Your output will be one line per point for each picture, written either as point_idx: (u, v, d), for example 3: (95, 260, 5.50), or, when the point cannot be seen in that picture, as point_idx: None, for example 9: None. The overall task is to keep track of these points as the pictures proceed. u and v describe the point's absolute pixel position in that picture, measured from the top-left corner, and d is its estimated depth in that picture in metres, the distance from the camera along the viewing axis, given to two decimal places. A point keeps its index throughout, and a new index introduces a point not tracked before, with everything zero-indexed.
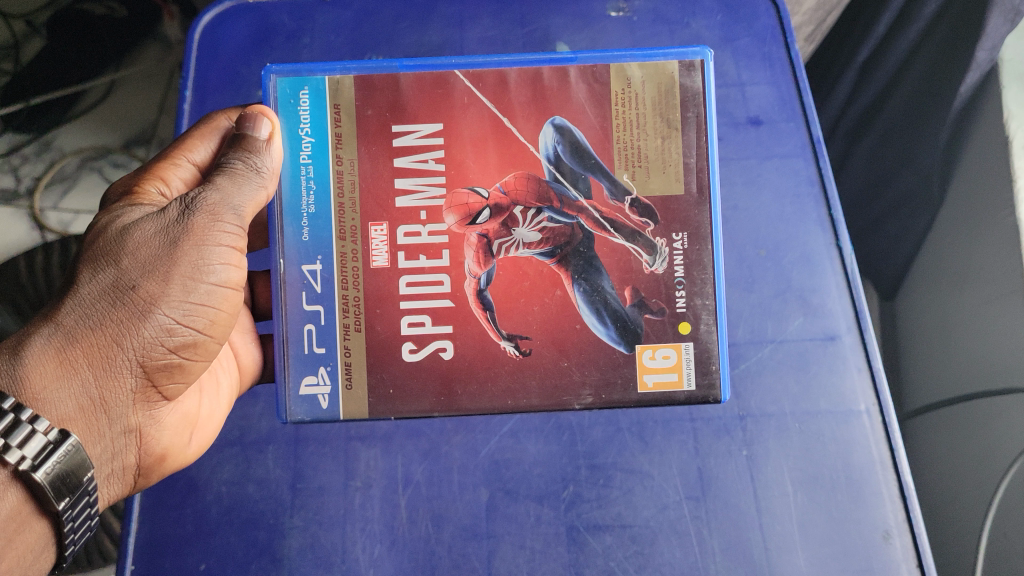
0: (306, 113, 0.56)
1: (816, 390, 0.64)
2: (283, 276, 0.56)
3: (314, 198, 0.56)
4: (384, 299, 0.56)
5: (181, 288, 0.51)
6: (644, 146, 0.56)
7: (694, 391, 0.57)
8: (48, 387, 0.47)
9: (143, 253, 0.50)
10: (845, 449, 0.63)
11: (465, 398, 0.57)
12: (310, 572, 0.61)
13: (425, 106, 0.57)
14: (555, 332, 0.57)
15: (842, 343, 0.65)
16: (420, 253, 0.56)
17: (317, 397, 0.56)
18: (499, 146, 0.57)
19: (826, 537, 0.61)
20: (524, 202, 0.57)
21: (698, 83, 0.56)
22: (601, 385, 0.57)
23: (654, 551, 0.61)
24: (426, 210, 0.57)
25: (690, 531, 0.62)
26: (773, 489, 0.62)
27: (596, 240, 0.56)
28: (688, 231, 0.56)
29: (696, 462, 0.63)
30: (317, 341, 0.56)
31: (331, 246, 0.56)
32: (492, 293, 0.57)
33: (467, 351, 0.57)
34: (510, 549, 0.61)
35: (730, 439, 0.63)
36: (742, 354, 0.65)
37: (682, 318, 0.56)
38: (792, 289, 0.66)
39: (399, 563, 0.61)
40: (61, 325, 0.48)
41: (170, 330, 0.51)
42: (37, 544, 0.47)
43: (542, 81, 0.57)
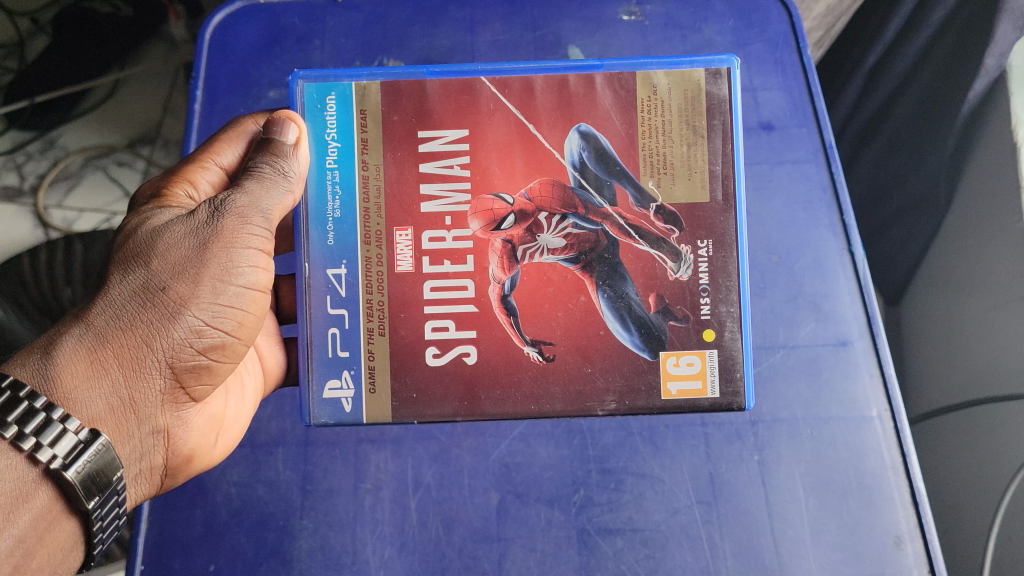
0: (333, 118, 0.56)
1: (828, 395, 0.64)
2: (308, 279, 0.56)
3: (340, 202, 0.56)
4: (408, 304, 0.56)
5: (211, 289, 0.51)
6: (670, 152, 0.56)
7: (719, 399, 0.56)
8: (80, 387, 0.47)
9: (174, 255, 0.50)
10: (856, 454, 0.63)
11: (487, 402, 0.57)
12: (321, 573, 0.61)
13: (451, 112, 0.57)
14: (579, 338, 0.57)
15: (854, 348, 0.65)
16: (445, 258, 0.57)
17: (341, 400, 0.56)
18: (525, 152, 0.57)
19: (838, 542, 0.61)
20: (549, 208, 0.57)
21: (724, 90, 0.56)
22: (625, 391, 0.57)
23: (665, 556, 0.61)
24: (451, 214, 0.57)
25: (702, 535, 0.61)
26: (786, 494, 0.62)
27: (621, 247, 0.56)
28: (712, 238, 0.56)
29: (707, 467, 0.63)
30: (341, 345, 0.56)
31: (355, 250, 0.56)
32: (516, 298, 0.57)
33: (490, 356, 0.57)
34: (522, 553, 0.61)
35: (742, 444, 0.63)
36: (755, 360, 0.65)
37: (707, 325, 0.56)
38: (804, 294, 0.66)
39: (409, 566, 0.61)
40: (92, 325, 0.48)
41: (200, 330, 0.51)
42: (66, 543, 0.46)
43: (568, 88, 0.57)
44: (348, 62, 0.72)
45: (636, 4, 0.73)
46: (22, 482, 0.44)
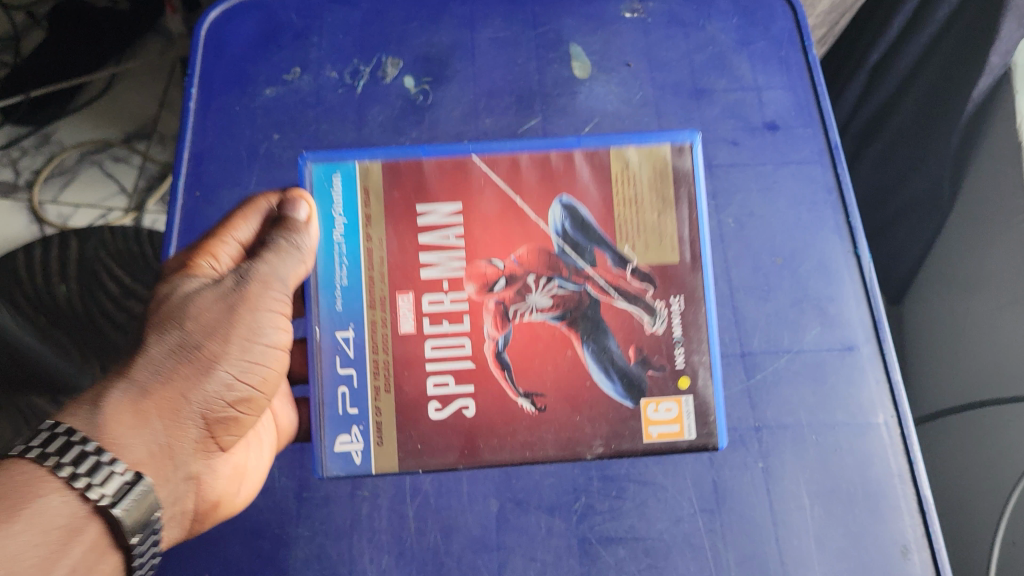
0: (339, 198, 0.59)
1: (833, 401, 0.63)
2: (318, 344, 0.58)
3: (346, 271, 0.59)
4: (411, 362, 0.59)
5: (239, 347, 0.53)
6: (643, 218, 0.59)
7: (695, 440, 0.59)
8: (126, 434, 0.47)
9: (206, 316, 0.53)
10: (862, 462, 0.62)
11: (485, 450, 0.59)
12: None
13: (446, 184, 0.60)
14: (567, 389, 0.59)
15: (859, 353, 0.64)
16: (444, 319, 0.59)
17: (352, 453, 0.58)
18: (510, 220, 0.60)
19: (844, 551, 0.60)
20: (537, 272, 0.59)
21: (688, 164, 0.60)
22: (612, 436, 0.59)
23: (668, 566, 0.60)
24: (446, 279, 0.59)
25: (705, 544, 0.60)
26: (789, 502, 0.61)
27: (601, 306, 0.59)
28: (684, 294, 0.59)
29: (710, 473, 0.61)
30: (350, 401, 0.58)
31: (361, 311, 0.59)
32: (510, 354, 0.59)
33: (487, 408, 0.59)
34: (521, 564, 0.60)
35: (746, 450, 0.62)
36: (758, 364, 0.64)
37: (681, 372, 0.59)
38: (809, 298, 0.66)
39: None
40: (135, 378, 0.49)
41: (229, 384, 0.53)
42: None
43: (549, 163, 0.60)
44: (345, 59, 0.73)
45: (637, 2, 0.74)
46: (72, 518, 0.44)
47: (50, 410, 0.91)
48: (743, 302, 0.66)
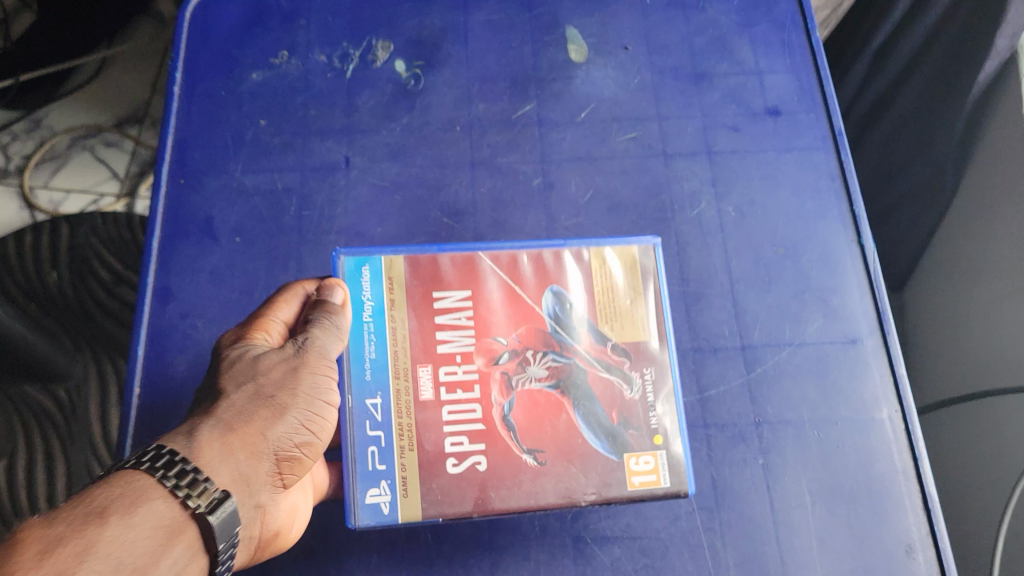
0: (369, 287, 0.57)
1: (836, 396, 0.61)
2: (347, 408, 0.54)
3: (374, 345, 0.56)
4: (431, 424, 0.55)
5: (305, 401, 0.50)
6: (617, 303, 0.59)
7: (670, 487, 0.55)
8: (215, 459, 0.44)
9: (273, 371, 0.51)
10: (865, 459, 0.60)
11: (495, 500, 0.54)
12: None
13: (457, 273, 0.58)
14: (564, 444, 0.56)
15: (863, 346, 0.63)
16: (458, 387, 0.56)
17: (380, 504, 0.53)
18: (510, 304, 0.58)
19: (848, 551, 0.58)
20: (535, 346, 0.57)
21: (650, 263, 0.60)
22: (601, 484, 0.55)
23: (664, 565, 0.57)
24: (460, 353, 0.57)
25: (703, 543, 0.58)
26: (790, 500, 0.59)
27: (590, 377, 0.57)
28: (654, 366, 0.57)
29: (709, 471, 0.59)
30: (378, 458, 0.54)
31: (389, 381, 0.55)
32: (515, 418, 0.56)
33: (499, 465, 0.55)
34: (512, 562, 0.58)
35: (746, 446, 0.60)
36: (759, 357, 0.62)
37: (656, 430, 0.56)
38: (811, 289, 0.64)
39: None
40: (222, 417, 0.47)
41: (299, 433, 0.50)
42: None
43: (541, 258, 0.59)
44: (335, 43, 0.71)
45: None
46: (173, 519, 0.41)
47: (44, 403, 0.89)
48: (744, 293, 0.64)
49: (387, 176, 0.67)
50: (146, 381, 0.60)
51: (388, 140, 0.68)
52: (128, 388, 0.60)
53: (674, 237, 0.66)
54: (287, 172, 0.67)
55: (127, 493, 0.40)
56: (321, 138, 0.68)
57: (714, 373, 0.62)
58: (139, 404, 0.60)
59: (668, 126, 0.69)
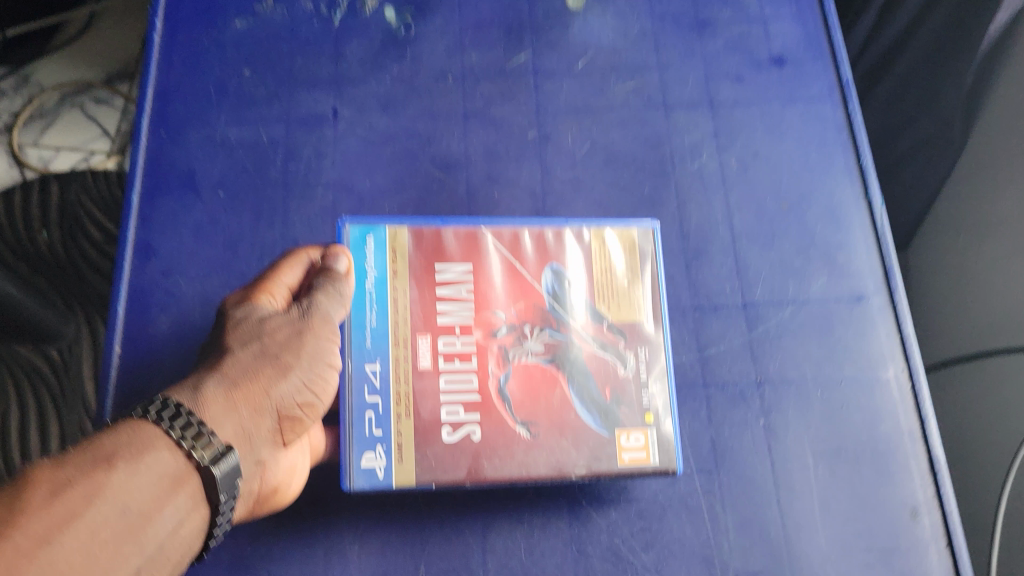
0: (373, 256, 0.56)
1: (840, 354, 0.60)
2: (346, 373, 0.54)
3: (376, 313, 0.55)
4: (428, 392, 0.54)
5: (309, 362, 0.50)
6: (615, 284, 0.58)
7: (658, 465, 0.55)
8: (217, 413, 0.44)
9: (278, 331, 0.50)
10: (870, 420, 0.58)
11: (488, 469, 0.53)
12: (287, 544, 0.54)
13: (461, 247, 0.58)
14: (557, 417, 0.55)
15: (869, 304, 0.61)
16: (456, 358, 0.55)
17: (375, 469, 0.52)
18: (510, 280, 0.57)
19: (851, 514, 0.56)
20: (533, 322, 0.57)
21: (650, 248, 0.59)
22: (592, 457, 0.54)
23: (662, 528, 0.55)
24: (460, 325, 0.56)
25: (702, 506, 0.56)
26: (792, 462, 0.57)
27: (584, 355, 0.56)
28: (648, 348, 0.57)
29: (709, 432, 0.57)
30: (375, 424, 0.53)
31: (390, 349, 0.55)
32: (511, 391, 0.55)
33: (493, 435, 0.54)
34: (505, 524, 0.55)
35: (746, 408, 0.58)
36: (761, 316, 0.60)
37: (646, 408, 0.55)
38: (816, 246, 0.62)
39: (386, 540, 0.55)
40: (227, 373, 0.46)
41: (302, 392, 0.50)
42: (193, 535, 0.42)
43: (544, 237, 0.59)
44: None
45: None
46: (175, 468, 0.40)
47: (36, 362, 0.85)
48: (746, 249, 0.62)
49: (376, 129, 0.64)
50: (127, 341, 0.58)
51: (378, 91, 0.65)
52: (107, 345, 0.58)
53: (674, 191, 0.64)
54: (272, 124, 0.64)
55: (133, 440, 0.40)
56: (309, 89, 0.65)
57: (714, 331, 0.60)
58: (119, 361, 0.58)
59: (669, 76, 0.67)
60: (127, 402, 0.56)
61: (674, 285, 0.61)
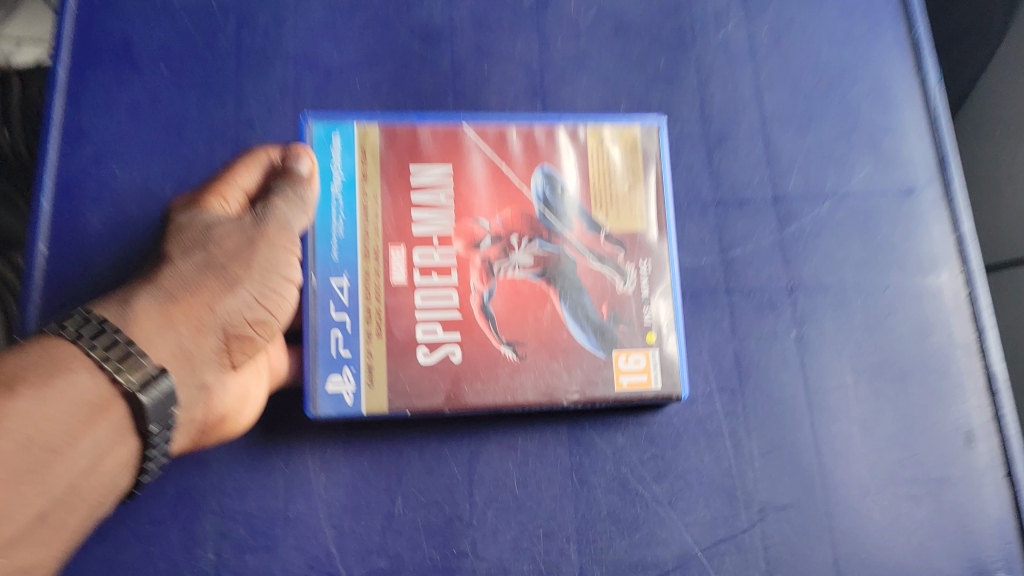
0: (339, 155, 0.48)
1: (886, 256, 0.51)
2: (310, 287, 0.46)
3: (343, 221, 0.47)
4: (402, 309, 0.47)
5: (263, 275, 0.43)
6: (614, 189, 0.50)
7: (660, 391, 0.47)
8: (145, 332, 0.38)
9: (225, 238, 0.43)
10: (919, 330, 0.50)
11: (469, 394, 0.46)
12: (242, 475, 0.47)
13: (439, 147, 0.49)
14: (546, 337, 0.47)
15: (921, 197, 0.53)
16: (433, 271, 0.47)
17: (342, 394, 0.46)
18: (496, 184, 0.49)
19: (895, 439, 0.48)
20: (520, 232, 0.49)
21: (654, 148, 0.50)
22: (586, 381, 0.47)
23: (677, 457, 0.48)
24: (438, 234, 0.48)
25: (723, 431, 0.48)
26: (828, 380, 0.49)
27: (578, 269, 0.48)
28: (651, 259, 0.49)
29: (732, 345, 0.49)
30: (343, 344, 0.46)
31: (358, 261, 0.47)
32: (494, 309, 0.47)
33: (474, 358, 0.47)
34: (495, 451, 0.48)
35: (777, 316, 0.50)
36: (793, 212, 0.52)
37: (649, 327, 0.48)
38: (859, 130, 0.53)
39: (358, 468, 0.47)
40: (163, 286, 0.40)
41: (253, 309, 0.43)
42: (119, 470, 0.36)
43: (534, 135, 0.50)
44: None
45: None
46: (93, 395, 0.34)
47: None
48: (777, 133, 0.53)
49: None
50: (55, 240, 0.50)
51: None
52: (30, 247, 0.49)
53: (694, 66, 0.54)
54: None
55: (45, 361, 0.34)
56: None
57: (738, 231, 0.51)
58: (46, 265, 0.49)
59: None
60: (55, 312, 0.48)
61: (693, 175, 0.52)
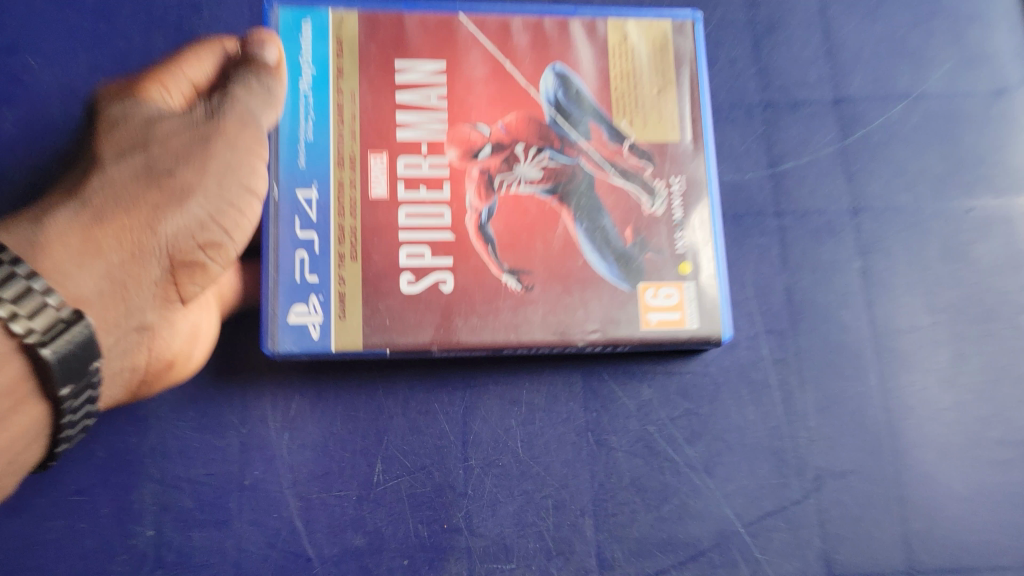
0: (310, 43, 0.39)
1: (971, 170, 0.42)
2: (271, 199, 0.38)
3: (312, 122, 0.38)
4: (383, 229, 0.38)
5: (219, 186, 0.34)
6: (639, 95, 0.40)
7: (698, 330, 0.38)
8: (60, 261, 0.29)
9: (171, 138, 0.34)
10: (1011, 260, 0.41)
11: (463, 329, 0.38)
12: (188, 434, 0.38)
13: (430, 39, 0.40)
14: (558, 267, 0.39)
15: (1014, 98, 0.43)
16: (421, 185, 0.39)
17: (307, 326, 0.37)
18: (498, 84, 0.40)
19: (980, 392, 0.40)
20: (527, 141, 0.40)
21: (689, 48, 0.41)
22: (607, 318, 0.38)
23: (714, 413, 0.39)
24: (427, 141, 0.39)
25: (772, 381, 0.40)
26: (899, 321, 0.40)
27: (597, 185, 0.39)
28: (686, 176, 0.40)
29: (783, 278, 0.41)
30: (309, 267, 0.37)
31: (330, 171, 0.38)
32: (495, 229, 0.38)
33: (470, 288, 0.38)
34: (495, 406, 0.39)
35: (837, 243, 0.41)
36: (859, 117, 0.43)
37: (683, 256, 0.39)
38: (940, 17, 0.44)
39: (329, 426, 0.39)
40: (87, 202, 0.31)
41: (206, 230, 0.33)
42: (17, 441, 0.28)
43: (543, 30, 0.41)
44: None
45: None
46: None
47: None
48: (840, 21, 0.44)
49: None
50: None
51: None
52: None
53: None
54: None
55: None
56: None
57: (790, 139, 0.42)
58: None
59: None
60: None
61: (736, 71, 0.43)
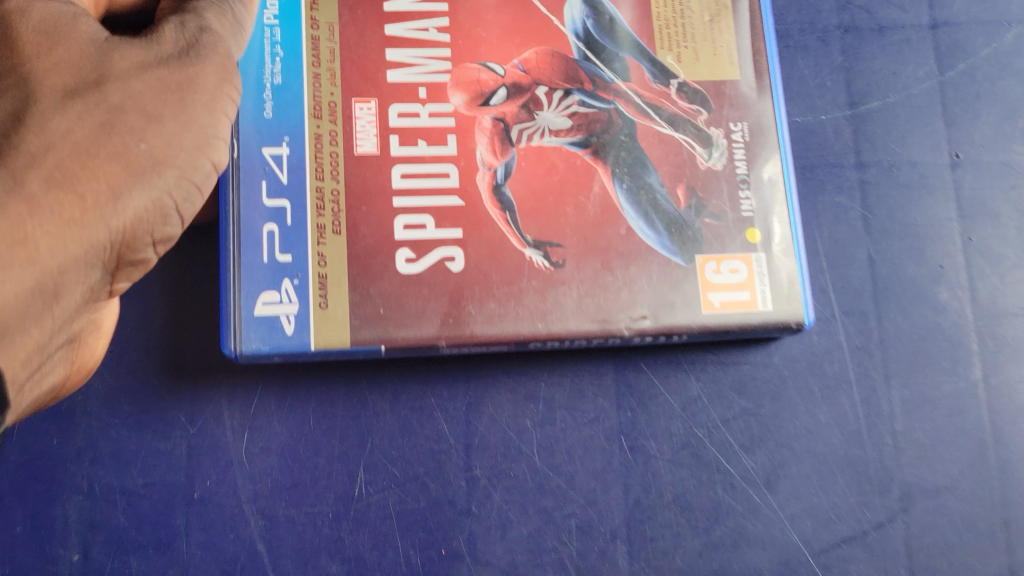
0: None
1: None
2: (232, 163, 0.30)
3: (281, 63, 0.31)
4: (374, 193, 0.30)
5: (187, 163, 0.24)
6: (688, 20, 0.32)
7: (772, 315, 0.30)
8: None
9: (135, 79, 0.23)
10: None
11: (477, 317, 0.30)
12: (124, 433, 0.31)
13: None
14: (595, 237, 0.31)
15: None
16: (420, 139, 0.31)
17: (278, 318, 0.29)
18: (511, 11, 0.32)
19: None
20: (550, 82, 0.31)
21: None
22: (653, 299, 0.30)
23: (778, 413, 0.32)
24: (428, 84, 0.31)
25: (850, 374, 0.32)
26: (1009, 300, 0.33)
27: (640, 133, 0.31)
28: (752, 120, 0.32)
29: (865, 246, 0.33)
30: (281, 245, 0.30)
31: (306, 122, 0.30)
32: (515, 192, 0.31)
33: (486, 266, 0.30)
34: (506, 403, 0.32)
35: (934, 203, 0.33)
36: (961, 44, 0.34)
37: (750, 222, 0.31)
38: None
39: (299, 427, 0.31)
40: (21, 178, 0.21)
41: (165, 216, 0.24)
42: None
43: None
44: None
45: None
46: None
47: None
48: None
49: None
50: None
51: None
52: None
53: None
54: None
55: None
56: None
57: (875, 71, 0.34)
58: None
59: None
60: None
61: None
